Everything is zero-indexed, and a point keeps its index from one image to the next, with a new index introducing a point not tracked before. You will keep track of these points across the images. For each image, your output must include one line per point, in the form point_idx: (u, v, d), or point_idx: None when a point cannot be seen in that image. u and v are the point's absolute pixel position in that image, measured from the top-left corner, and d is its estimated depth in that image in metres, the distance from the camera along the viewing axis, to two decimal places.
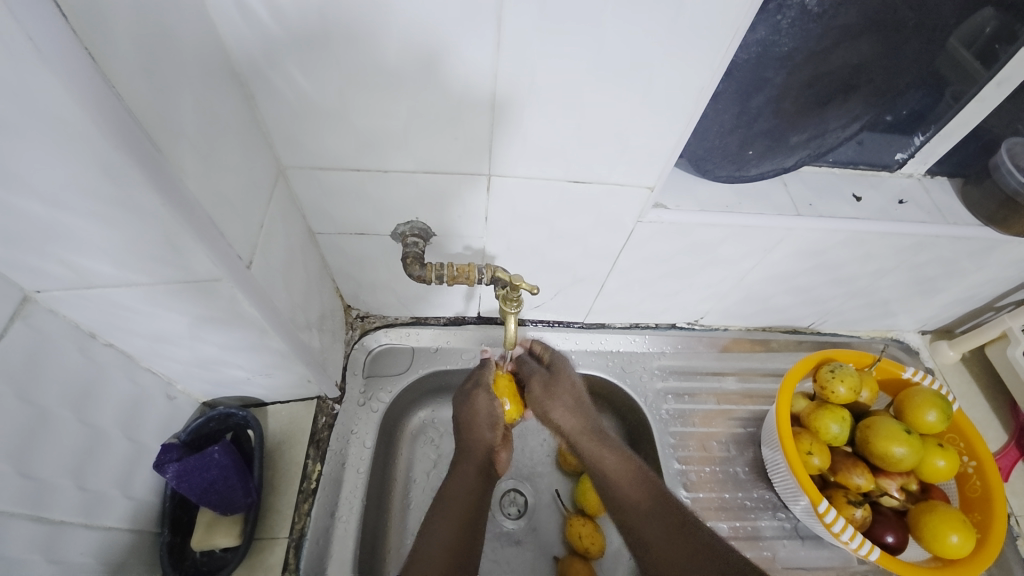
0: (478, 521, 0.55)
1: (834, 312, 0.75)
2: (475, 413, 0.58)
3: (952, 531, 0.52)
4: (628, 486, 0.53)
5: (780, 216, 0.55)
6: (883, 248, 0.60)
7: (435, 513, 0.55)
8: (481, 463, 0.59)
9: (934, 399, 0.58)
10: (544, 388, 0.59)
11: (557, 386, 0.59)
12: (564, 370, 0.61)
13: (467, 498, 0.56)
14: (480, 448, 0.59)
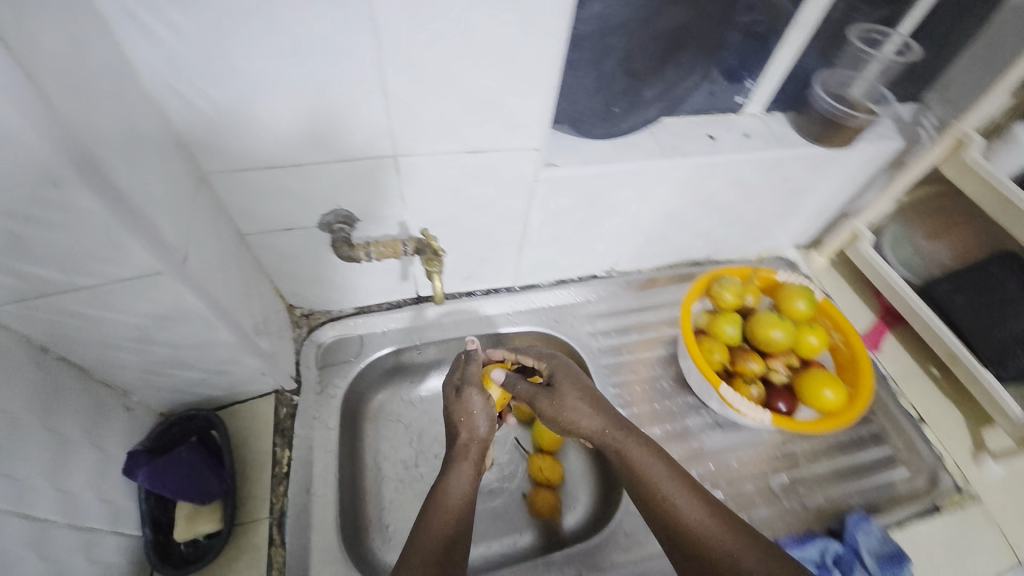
0: (468, 519, 0.53)
1: (722, 240, 0.88)
2: (467, 411, 0.60)
3: (826, 388, 0.65)
4: (647, 472, 0.52)
5: (651, 159, 0.65)
6: (741, 175, 0.72)
7: (428, 512, 0.52)
8: (474, 461, 0.58)
9: (801, 290, 0.72)
10: (547, 400, 0.59)
11: (557, 400, 0.59)
12: (564, 377, 0.61)
13: (458, 498, 0.54)
14: (472, 442, 0.59)
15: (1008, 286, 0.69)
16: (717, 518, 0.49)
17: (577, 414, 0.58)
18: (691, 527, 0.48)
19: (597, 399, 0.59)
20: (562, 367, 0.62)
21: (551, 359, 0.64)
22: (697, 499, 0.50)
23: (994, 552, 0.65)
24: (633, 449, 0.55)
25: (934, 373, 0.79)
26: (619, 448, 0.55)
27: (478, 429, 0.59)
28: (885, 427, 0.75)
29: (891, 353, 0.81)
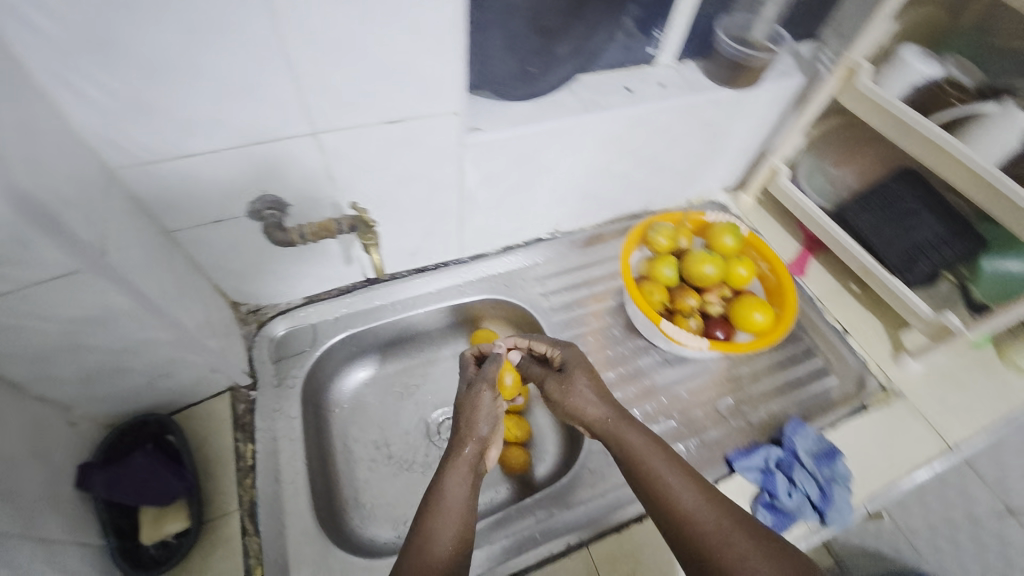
0: (471, 524, 0.52)
1: (656, 191, 0.92)
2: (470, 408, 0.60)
3: (755, 312, 0.70)
4: (648, 458, 0.52)
5: (573, 115, 0.67)
6: (662, 124, 0.75)
7: (431, 517, 0.51)
8: (472, 463, 0.56)
9: (727, 226, 0.76)
10: (558, 386, 0.61)
11: (563, 388, 0.61)
12: (575, 368, 0.62)
13: (461, 500, 0.53)
14: (471, 444, 0.57)
15: (904, 197, 0.74)
16: (712, 505, 0.48)
17: (582, 399, 0.59)
18: (686, 514, 0.48)
19: (604, 390, 0.60)
20: (573, 356, 0.64)
21: (564, 349, 0.65)
22: (694, 486, 0.50)
23: (923, 440, 0.71)
24: (629, 435, 0.54)
25: (854, 290, 0.85)
26: (620, 435, 0.55)
27: (481, 430, 0.58)
28: (817, 343, 0.82)
29: (816, 276, 0.87)
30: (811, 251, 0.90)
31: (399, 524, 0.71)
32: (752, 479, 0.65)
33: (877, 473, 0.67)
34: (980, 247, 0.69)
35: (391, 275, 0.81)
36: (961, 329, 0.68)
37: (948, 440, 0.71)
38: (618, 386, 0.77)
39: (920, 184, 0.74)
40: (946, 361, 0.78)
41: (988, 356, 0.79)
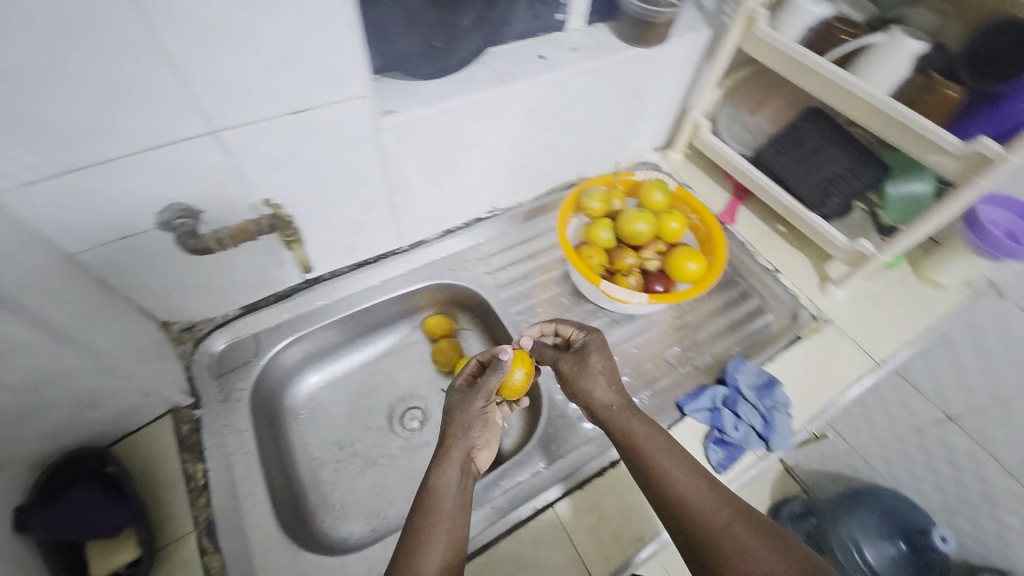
0: (463, 526, 0.52)
1: (587, 157, 0.93)
2: (462, 411, 0.58)
3: (688, 260, 0.73)
4: (652, 447, 0.54)
5: (488, 88, 0.67)
6: (579, 90, 0.76)
7: (428, 519, 0.51)
8: (461, 463, 0.56)
9: (656, 183, 0.79)
10: (575, 370, 0.62)
11: (579, 372, 0.62)
12: (594, 353, 0.62)
13: (453, 501, 0.53)
14: (457, 445, 0.56)
15: (811, 136, 0.78)
16: (711, 490, 0.50)
17: (595, 386, 0.60)
18: (687, 498, 0.50)
19: (615, 378, 0.61)
20: (593, 341, 0.64)
21: (583, 333, 0.65)
22: (695, 472, 0.52)
23: (852, 359, 0.76)
24: (634, 423, 0.56)
25: (781, 230, 0.90)
26: (626, 423, 0.57)
27: (469, 434, 0.57)
28: (751, 286, 0.86)
29: (745, 222, 0.91)
30: (741, 198, 0.93)
31: (372, 519, 0.71)
32: (701, 419, 0.68)
33: (813, 398, 0.72)
34: (884, 174, 0.73)
35: (330, 273, 0.80)
36: (874, 253, 0.73)
37: (875, 356, 0.76)
38: None
39: (826, 121, 0.78)
40: (869, 286, 0.83)
41: (905, 275, 0.85)
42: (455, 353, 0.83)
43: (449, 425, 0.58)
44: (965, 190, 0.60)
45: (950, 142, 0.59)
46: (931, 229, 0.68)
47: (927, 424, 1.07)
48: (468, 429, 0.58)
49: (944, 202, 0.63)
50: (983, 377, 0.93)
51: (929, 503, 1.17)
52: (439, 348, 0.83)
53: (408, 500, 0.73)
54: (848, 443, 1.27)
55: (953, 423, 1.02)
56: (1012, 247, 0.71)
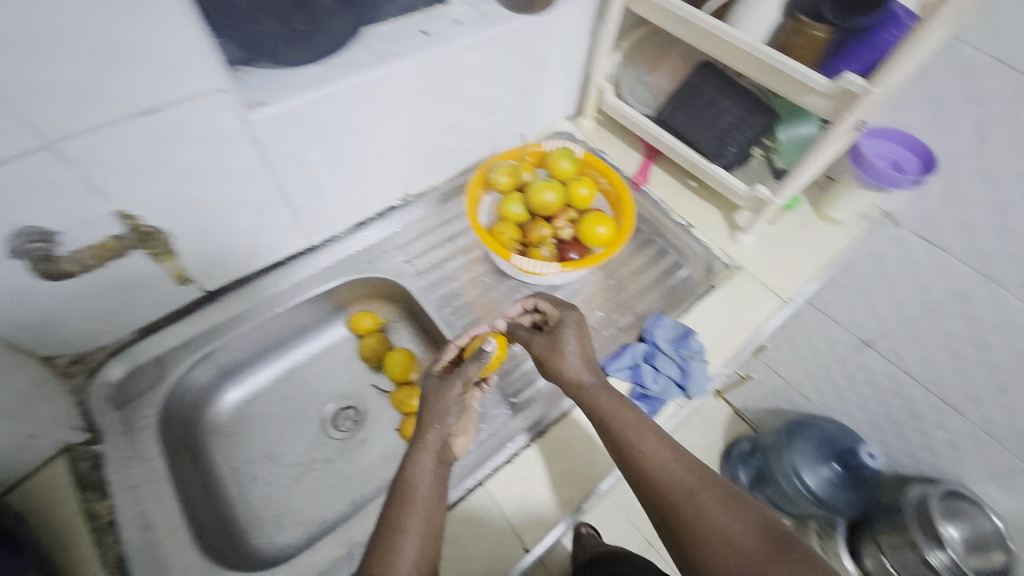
0: (439, 514, 0.53)
1: (498, 132, 0.91)
2: (441, 398, 0.59)
3: (598, 225, 0.73)
4: (621, 422, 0.57)
5: (367, 70, 0.64)
6: (471, 66, 0.73)
7: (402, 510, 0.52)
8: (436, 451, 0.57)
9: (562, 151, 0.78)
10: (551, 347, 0.63)
11: (552, 350, 0.63)
12: (567, 331, 0.64)
13: (429, 490, 0.54)
14: (434, 431, 0.57)
15: (703, 89, 0.79)
16: (676, 458, 0.54)
17: (569, 366, 0.62)
18: (654, 468, 0.53)
19: (588, 355, 0.63)
20: (568, 320, 0.65)
21: (559, 311, 0.66)
22: (662, 443, 0.55)
23: (762, 301, 0.80)
24: (603, 399, 0.59)
25: (693, 185, 0.92)
26: (597, 400, 0.59)
27: (445, 420, 0.58)
28: (667, 244, 0.88)
29: (658, 181, 0.93)
30: (654, 157, 0.94)
31: (311, 526, 0.70)
32: (623, 377, 0.70)
33: (726, 342, 0.76)
34: (770, 120, 0.76)
35: (234, 281, 0.75)
36: (771, 198, 0.76)
37: (783, 295, 0.80)
38: None
39: (716, 73, 0.78)
40: (775, 229, 0.87)
41: (806, 215, 0.89)
42: (383, 347, 0.82)
43: (426, 413, 0.59)
44: (837, 126, 0.62)
45: (817, 82, 0.61)
46: (825, 162, 0.71)
47: (846, 352, 1.13)
48: (444, 416, 0.59)
49: (822, 140, 0.65)
50: (888, 302, 0.99)
51: (859, 425, 1.25)
52: (366, 344, 0.81)
53: (346, 500, 0.72)
54: (784, 378, 1.34)
55: (869, 348, 1.08)
56: (893, 176, 0.75)
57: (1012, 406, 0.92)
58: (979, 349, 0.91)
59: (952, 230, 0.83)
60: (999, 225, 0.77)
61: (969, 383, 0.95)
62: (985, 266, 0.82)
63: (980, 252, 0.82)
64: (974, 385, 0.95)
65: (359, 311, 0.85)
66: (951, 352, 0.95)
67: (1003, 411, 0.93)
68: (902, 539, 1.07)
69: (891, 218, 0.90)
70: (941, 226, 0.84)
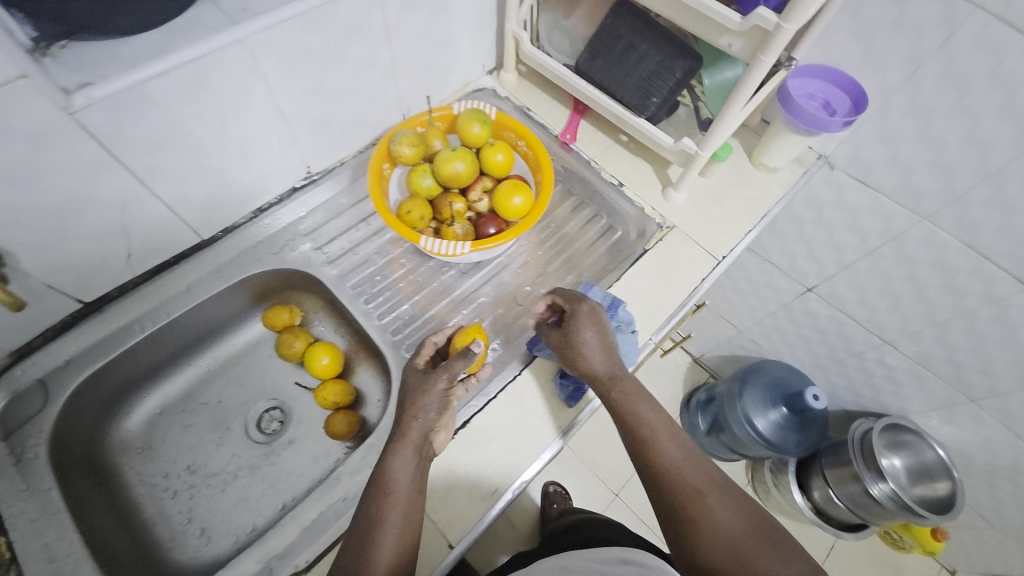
0: (417, 510, 0.53)
1: (409, 95, 0.82)
2: (424, 394, 0.57)
3: (514, 195, 0.68)
4: (640, 414, 0.59)
5: (218, 34, 0.54)
6: (354, 20, 0.64)
7: (381, 503, 0.52)
8: (417, 445, 0.56)
9: (472, 114, 0.71)
10: (568, 339, 0.62)
11: (570, 342, 0.62)
12: (581, 323, 0.62)
13: (408, 484, 0.54)
14: (415, 426, 0.56)
15: (622, 33, 0.71)
16: (687, 457, 0.56)
17: (589, 357, 0.61)
18: (665, 464, 0.56)
19: (606, 344, 0.62)
20: (585, 312, 0.63)
21: (577, 302, 0.64)
22: (677, 440, 0.58)
23: (695, 261, 0.77)
24: (621, 394, 0.60)
25: (624, 140, 0.86)
26: (616, 391, 0.61)
27: (427, 415, 0.57)
28: (599, 207, 0.83)
29: (587, 138, 0.87)
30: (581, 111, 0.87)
31: (241, 535, 0.66)
32: (548, 355, 0.68)
33: (657, 309, 0.73)
34: (696, 64, 0.68)
35: (117, 288, 0.68)
36: (697, 151, 0.71)
37: (716, 253, 0.77)
38: (416, 316, 0.74)
39: (634, 13, 0.70)
40: (708, 182, 0.83)
41: (740, 163, 0.85)
42: (303, 344, 0.76)
43: (407, 408, 0.57)
44: (755, 70, 0.56)
45: (730, 19, 0.55)
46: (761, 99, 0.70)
47: (792, 297, 1.13)
48: (426, 410, 0.57)
49: (742, 86, 0.60)
50: (828, 247, 0.97)
51: (808, 366, 1.27)
52: (283, 342, 0.75)
53: (277, 504, 0.69)
54: (737, 326, 1.34)
55: (812, 293, 1.08)
56: (823, 120, 0.70)
57: (945, 340, 0.92)
58: (915, 288, 0.90)
59: (887, 170, 0.79)
60: (931, 162, 0.74)
61: (907, 321, 0.96)
62: (919, 206, 0.79)
63: (914, 191, 0.78)
64: (910, 323, 0.95)
65: (277, 304, 0.79)
66: (890, 291, 0.94)
67: (937, 346, 0.95)
68: (848, 471, 1.12)
69: (826, 161, 0.86)
70: (876, 166, 0.80)
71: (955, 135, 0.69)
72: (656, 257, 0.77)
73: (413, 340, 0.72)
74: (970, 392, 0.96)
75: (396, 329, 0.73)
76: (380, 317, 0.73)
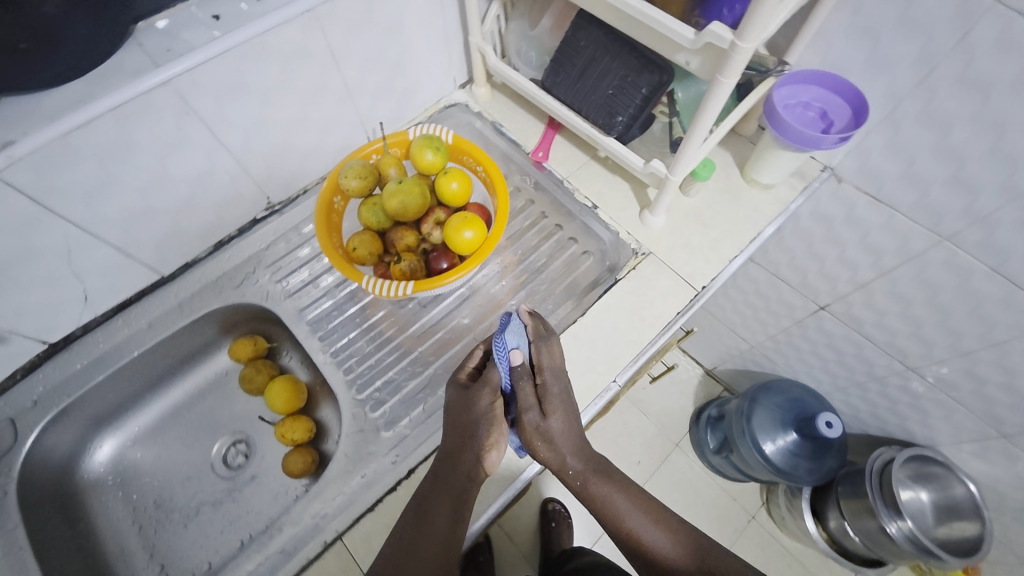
0: (456, 533, 0.53)
1: (370, 117, 0.78)
2: (469, 411, 0.56)
3: (465, 229, 0.64)
4: (615, 507, 0.58)
5: (138, 80, 0.53)
6: (291, 50, 0.61)
7: (418, 522, 0.53)
8: (463, 467, 0.55)
9: (423, 141, 0.67)
10: (534, 425, 0.55)
11: (546, 429, 0.55)
12: (558, 412, 0.56)
13: (448, 507, 0.54)
14: (461, 450, 0.55)
15: (583, 46, 0.65)
16: (672, 540, 0.57)
17: (551, 455, 0.56)
18: (649, 547, 0.57)
19: (574, 438, 0.56)
20: (558, 394, 0.56)
21: (552, 381, 0.56)
22: (656, 523, 0.58)
23: (671, 293, 0.70)
24: (594, 484, 0.58)
25: (601, 157, 0.80)
26: (589, 487, 0.58)
27: (476, 435, 0.55)
28: (570, 233, 0.78)
29: (561, 156, 0.81)
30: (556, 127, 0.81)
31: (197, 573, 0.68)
32: None
33: (624, 347, 0.67)
34: (667, 78, 0.61)
35: (81, 327, 0.68)
36: (668, 175, 0.64)
37: (694, 283, 0.70)
38: (373, 353, 0.71)
39: (596, 23, 0.64)
40: (691, 203, 0.76)
41: (730, 179, 0.77)
42: (265, 377, 0.76)
43: (452, 428, 0.57)
44: (713, 90, 0.50)
45: (683, 36, 0.48)
46: (744, 111, 0.64)
47: (804, 315, 1.02)
48: (473, 429, 0.55)
49: (703, 110, 0.53)
50: (840, 265, 0.86)
51: (825, 387, 1.16)
52: (246, 377, 0.76)
53: (233, 542, 0.69)
54: (747, 342, 1.23)
55: (825, 312, 0.97)
56: (814, 137, 0.62)
57: (975, 372, 0.81)
58: (938, 314, 0.79)
59: (900, 184, 0.69)
60: (949, 177, 0.64)
61: (931, 348, 0.85)
62: (939, 225, 0.69)
63: (932, 209, 0.68)
64: (935, 350, 0.84)
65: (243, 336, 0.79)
66: (909, 316, 0.83)
67: (965, 377, 0.83)
68: (863, 505, 1.02)
69: (833, 173, 0.76)
70: (887, 179, 0.70)
71: (977, 148, 0.59)
72: (629, 288, 0.70)
73: (368, 378, 0.70)
74: (1005, 429, 0.85)
75: (350, 367, 0.71)
76: (335, 353, 0.72)
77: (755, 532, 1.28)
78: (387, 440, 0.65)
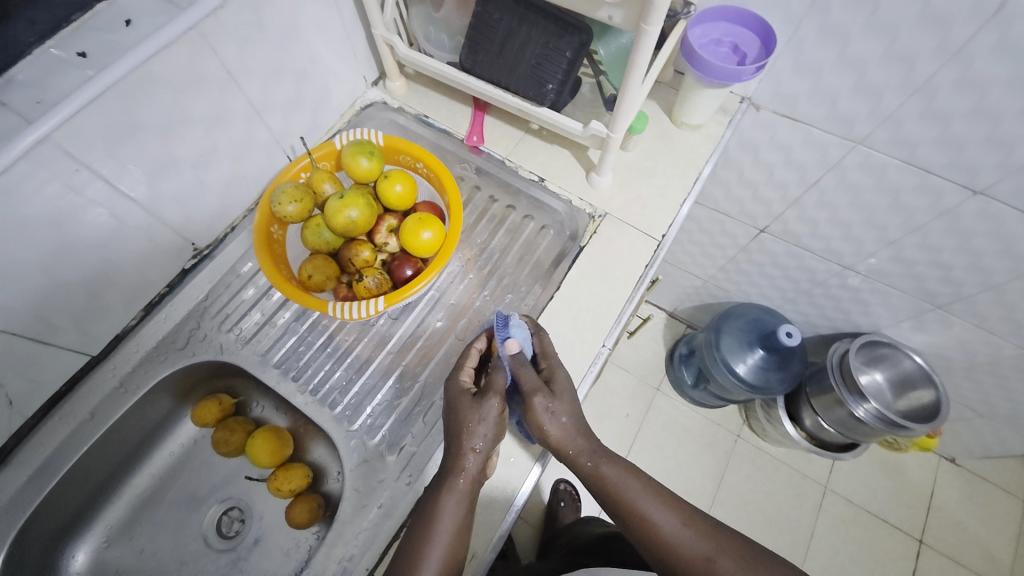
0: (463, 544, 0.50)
1: (285, 134, 0.72)
2: (473, 420, 0.53)
3: (422, 229, 0.61)
4: (627, 493, 0.55)
5: (6, 143, 0.45)
6: (183, 74, 0.54)
7: (425, 532, 0.50)
8: (470, 476, 0.52)
9: (355, 148, 0.63)
10: (541, 403, 0.55)
11: (554, 406, 0.55)
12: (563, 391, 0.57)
13: (455, 516, 0.51)
14: (470, 458, 0.52)
15: (498, 19, 0.63)
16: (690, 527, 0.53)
17: (556, 432, 0.55)
18: (668, 537, 0.53)
19: (578, 420, 0.56)
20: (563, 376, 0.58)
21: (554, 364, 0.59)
22: (671, 509, 0.54)
23: (634, 248, 0.71)
24: (603, 468, 0.56)
25: (535, 129, 0.79)
26: (597, 470, 0.56)
27: (483, 442, 0.53)
28: (524, 210, 0.77)
29: (496, 136, 0.79)
30: (484, 108, 0.79)
31: None
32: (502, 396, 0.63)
33: (605, 310, 0.68)
34: (587, 37, 0.60)
35: (10, 439, 0.60)
36: (609, 133, 0.64)
37: (654, 235, 0.72)
38: (353, 380, 0.68)
39: None
40: (632, 157, 0.77)
41: (661, 127, 0.79)
42: (240, 436, 0.70)
43: (456, 432, 0.54)
44: (642, 40, 0.50)
45: None
46: (665, 57, 0.66)
47: (748, 241, 1.08)
48: (481, 437, 0.53)
49: (634, 62, 0.53)
50: (770, 187, 0.92)
51: (776, 301, 1.24)
52: (220, 439, 0.70)
53: None
54: (701, 277, 1.30)
55: (766, 234, 1.03)
56: (734, 71, 0.65)
57: (902, 257, 0.90)
58: (862, 213, 0.86)
59: (812, 101, 0.74)
60: (854, 85, 0.69)
61: (862, 245, 0.93)
62: (852, 132, 0.74)
63: (844, 118, 0.74)
64: (866, 245, 0.93)
65: (204, 398, 0.72)
66: (839, 220, 0.90)
67: (894, 263, 0.93)
68: (832, 397, 1.12)
69: (751, 103, 0.80)
70: (800, 99, 0.75)
71: (874, 55, 0.64)
72: (594, 252, 0.71)
73: (357, 406, 0.66)
74: (936, 300, 0.95)
75: (333, 401, 0.67)
76: (314, 391, 0.67)
77: (744, 449, 1.37)
78: (395, 463, 0.62)
